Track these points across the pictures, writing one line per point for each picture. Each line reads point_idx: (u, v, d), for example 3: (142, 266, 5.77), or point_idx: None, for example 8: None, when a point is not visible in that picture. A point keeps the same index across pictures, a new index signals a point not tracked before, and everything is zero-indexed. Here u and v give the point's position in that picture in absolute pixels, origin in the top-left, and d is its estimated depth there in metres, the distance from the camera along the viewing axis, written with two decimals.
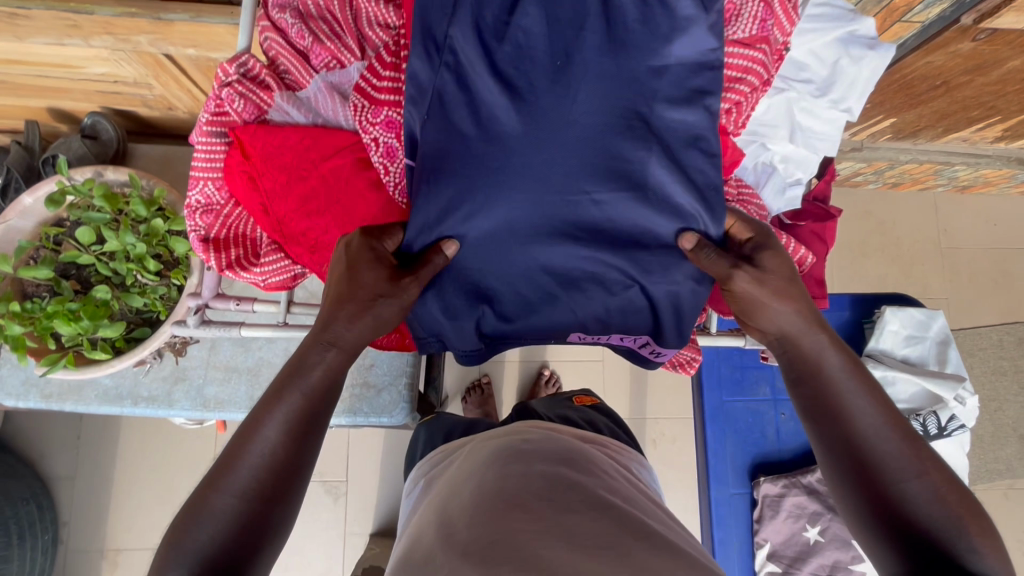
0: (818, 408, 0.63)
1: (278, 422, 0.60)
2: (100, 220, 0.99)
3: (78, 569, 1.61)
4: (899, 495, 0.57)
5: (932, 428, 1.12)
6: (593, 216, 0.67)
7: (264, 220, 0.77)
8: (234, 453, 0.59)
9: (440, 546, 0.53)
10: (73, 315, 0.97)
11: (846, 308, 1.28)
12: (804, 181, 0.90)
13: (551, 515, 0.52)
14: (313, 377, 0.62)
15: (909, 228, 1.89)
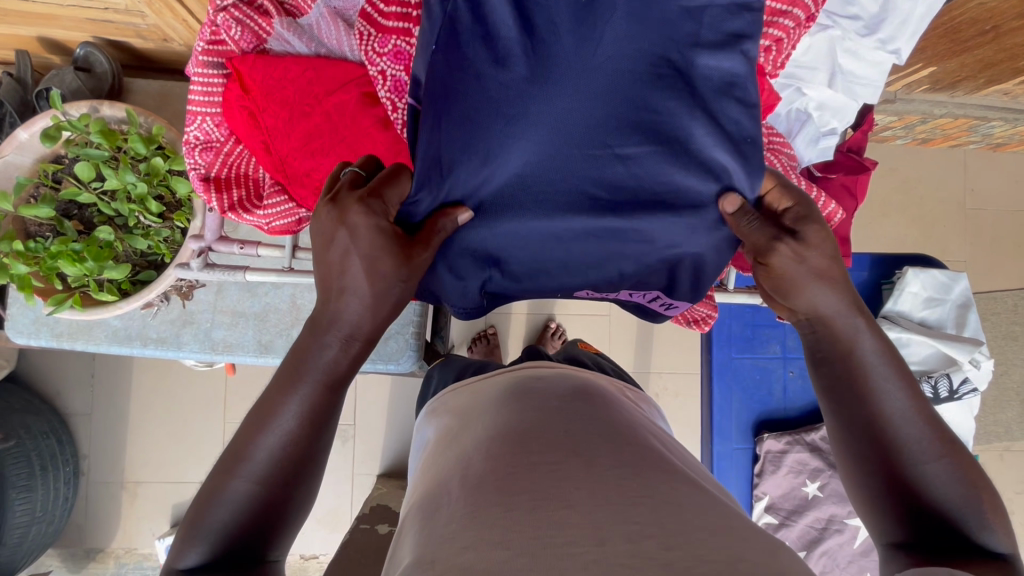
0: (841, 389, 0.61)
1: (291, 416, 0.59)
2: (99, 158, 0.96)
3: (100, 499, 1.69)
4: (918, 477, 0.56)
5: (943, 390, 1.12)
6: (617, 174, 0.62)
7: (266, 158, 0.73)
8: (248, 439, 0.59)
9: (457, 478, 0.53)
10: (77, 256, 0.95)
11: (866, 269, 1.25)
12: (839, 130, 0.85)
13: (569, 447, 0.52)
14: (325, 366, 0.61)
15: (935, 187, 1.82)
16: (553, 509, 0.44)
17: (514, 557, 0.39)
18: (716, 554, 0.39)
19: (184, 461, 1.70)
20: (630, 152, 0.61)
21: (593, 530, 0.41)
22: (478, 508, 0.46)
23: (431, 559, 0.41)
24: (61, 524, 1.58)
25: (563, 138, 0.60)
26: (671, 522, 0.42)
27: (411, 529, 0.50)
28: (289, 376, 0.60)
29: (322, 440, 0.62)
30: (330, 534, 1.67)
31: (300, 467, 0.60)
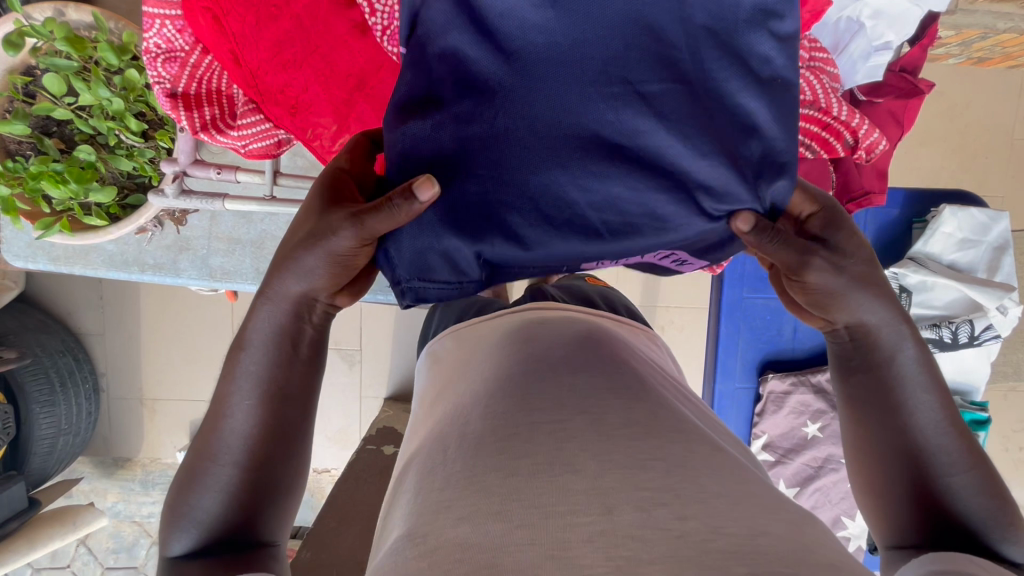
0: (880, 392, 0.62)
1: (247, 392, 0.61)
2: (69, 69, 0.88)
3: (123, 412, 1.77)
4: (944, 488, 0.58)
5: (962, 337, 1.08)
6: (638, 118, 0.52)
7: (235, 72, 0.63)
8: (214, 426, 0.61)
9: (454, 436, 0.51)
10: (60, 177, 0.91)
11: (898, 206, 1.17)
12: (895, 45, 0.75)
13: (575, 403, 0.50)
14: (256, 341, 0.62)
15: (983, 113, 1.66)
16: (556, 472, 0.42)
17: (512, 530, 0.38)
18: (735, 527, 0.37)
19: (199, 381, 1.76)
20: (651, 92, 0.52)
21: (600, 496, 0.39)
22: (473, 471, 0.44)
23: (424, 534, 0.40)
24: (87, 435, 1.67)
25: (575, 75, 0.52)
26: (686, 489, 0.40)
27: (409, 491, 0.49)
28: (235, 361, 0.62)
29: (285, 413, 0.62)
30: (340, 451, 1.76)
31: (271, 442, 0.61)
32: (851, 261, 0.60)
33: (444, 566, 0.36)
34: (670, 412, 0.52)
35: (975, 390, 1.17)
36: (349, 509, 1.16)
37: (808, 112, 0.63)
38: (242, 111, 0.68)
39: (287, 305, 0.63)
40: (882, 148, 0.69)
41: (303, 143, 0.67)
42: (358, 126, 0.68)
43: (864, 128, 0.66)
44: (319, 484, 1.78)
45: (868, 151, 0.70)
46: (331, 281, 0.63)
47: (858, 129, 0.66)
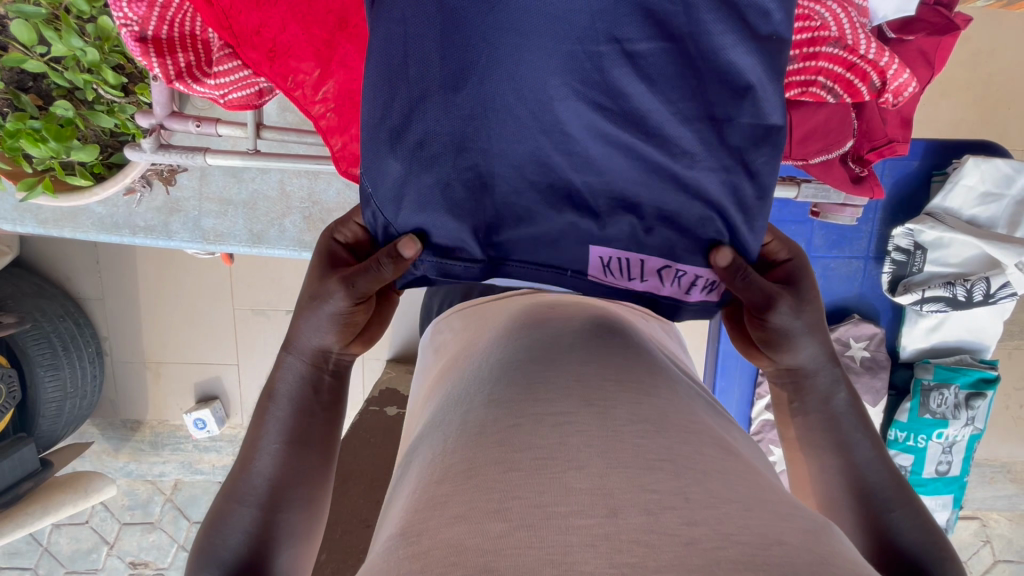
0: (818, 429, 0.63)
1: (275, 434, 0.60)
2: (36, 15, 0.81)
3: (128, 375, 1.78)
4: (887, 523, 0.56)
5: (977, 295, 1.06)
6: (625, 77, 0.50)
7: (205, 11, 0.56)
8: (246, 468, 0.60)
9: (456, 423, 0.51)
10: (39, 135, 0.87)
11: (917, 158, 1.12)
12: None
13: (581, 392, 0.50)
14: (287, 385, 0.63)
15: (1010, 60, 1.57)
16: (558, 470, 0.40)
17: (511, 531, 0.36)
18: (749, 533, 0.35)
19: (200, 345, 1.75)
20: (639, 51, 0.50)
21: (603, 498, 0.37)
22: (470, 464, 0.43)
23: (417, 533, 0.38)
24: (94, 398, 1.69)
25: (563, 30, 0.49)
26: (695, 492, 0.38)
27: (412, 481, 0.48)
28: (264, 409, 0.62)
29: (307, 457, 0.61)
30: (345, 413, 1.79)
31: (293, 479, 0.59)
32: (810, 307, 0.62)
33: (441, 564, 0.34)
34: (676, 406, 0.51)
35: (985, 348, 1.16)
36: (352, 469, 1.18)
37: (833, 51, 0.59)
38: (218, 56, 0.62)
39: (307, 359, 0.63)
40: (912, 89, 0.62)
41: (283, 92, 0.60)
42: (343, 72, 0.61)
43: (893, 68, 0.59)
44: None
45: (896, 95, 0.63)
46: (338, 339, 0.64)
47: (887, 69, 0.59)
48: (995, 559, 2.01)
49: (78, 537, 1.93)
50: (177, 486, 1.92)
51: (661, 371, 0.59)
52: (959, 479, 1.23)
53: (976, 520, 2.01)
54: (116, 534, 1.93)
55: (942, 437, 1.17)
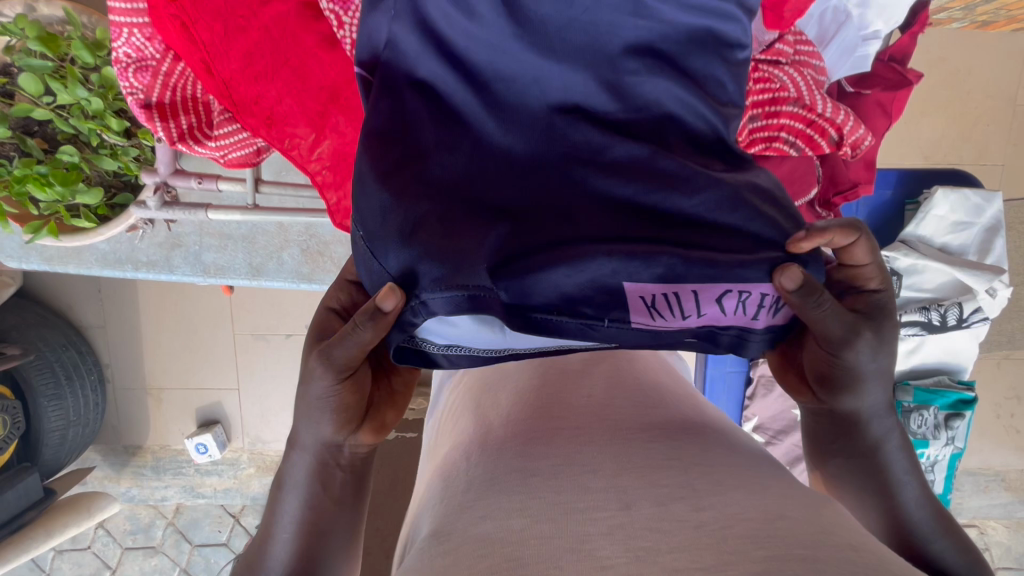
0: (868, 477, 0.61)
1: (292, 520, 0.63)
2: (44, 68, 0.87)
3: (131, 402, 1.80)
4: (926, 555, 0.59)
5: (951, 320, 1.09)
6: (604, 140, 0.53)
7: (208, 81, 0.60)
8: (265, 551, 0.63)
9: (477, 445, 0.57)
10: (45, 180, 0.91)
11: (891, 187, 1.15)
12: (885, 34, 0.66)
13: (590, 417, 0.57)
14: (296, 471, 0.64)
15: (985, 79, 1.62)
16: (578, 473, 0.46)
17: (532, 525, 0.40)
18: (751, 514, 0.38)
19: (202, 370, 1.78)
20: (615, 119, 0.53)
21: (620, 495, 0.42)
22: (495, 476, 0.49)
23: (448, 531, 0.43)
24: (96, 425, 1.70)
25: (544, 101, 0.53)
26: (703, 485, 0.42)
27: (434, 496, 0.53)
28: (277, 501, 0.65)
29: (327, 544, 0.64)
30: None
31: (311, 551, 0.63)
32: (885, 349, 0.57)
33: (481, 549, 0.38)
34: (676, 421, 0.56)
35: (963, 369, 1.20)
36: None
37: (793, 110, 0.62)
38: (218, 121, 0.65)
39: (313, 446, 0.64)
40: (869, 142, 0.68)
41: (279, 153, 0.62)
42: (336, 137, 0.64)
43: (848, 124, 0.64)
44: None
45: (854, 147, 0.69)
46: (337, 422, 0.63)
47: (844, 125, 0.64)
48: (995, 566, 2.01)
49: (80, 563, 1.93)
50: (180, 509, 1.94)
51: (666, 413, 0.59)
52: (942, 496, 1.25)
53: (973, 528, 2.02)
54: (119, 559, 1.93)
55: (923, 458, 1.20)
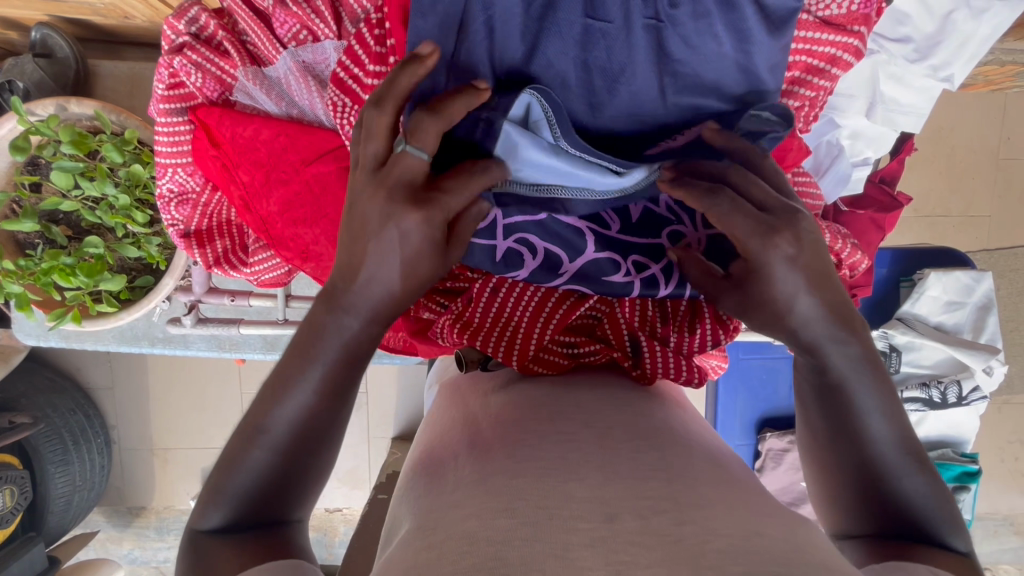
0: (816, 408, 0.45)
1: (302, 399, 0.42)
2: (74, 169, 0.89)
3: (135, 465, 1.75)
4: (890, 489, 0.43)
5: (950, 398, 0.91)
6: (618, 260, 0.48)
7: (246, 217, 0.56)
8: (263, 407, 0.42)
9: (463, 440, 0.44)
10: (71, 270, 0.93)
11: (885, 266, 0.95)
12: (873, 160, 0.60)
13: (614, 407, 0.45)
14: (334, 344, 0.42)
15: (968, 136, 1.69)
16: (560, 478, 0.36)
17: (517, 527, 0.32)
18: (725, 526, 0.32)
19: (209, 429, 1.72)
20: (616, 236, 0.50)
21: (600, 503, 0.34)
22: (493, 448, 0.40)
23: (431, 526, 0.34)
24: (101, 488, 1.63)
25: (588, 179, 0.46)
26: (687, 497, 0.35)
27: (408, 490, 0.43)
28: (303, 342, 0.43)
29: (338, 446, 0.45)
30: (352, 491, 1.50)
31: (317, 440, 0.43)
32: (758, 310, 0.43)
33: (450, 561, 0.30)
34: (703, 432, 0.48)
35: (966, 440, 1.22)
36: None
37: None
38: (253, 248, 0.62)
39: (367, 317, 0.42)
40: (864, 267, 0.60)
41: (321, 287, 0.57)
42: None
43: (846, 250, 0.57)
44: (330, 524, 1.52)
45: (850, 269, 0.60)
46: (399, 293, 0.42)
47: (842, 253, 0.57)
48: None
49: None
50: None
51: (702, 424, 0.49)
52: None
53: None
54: None
55: None
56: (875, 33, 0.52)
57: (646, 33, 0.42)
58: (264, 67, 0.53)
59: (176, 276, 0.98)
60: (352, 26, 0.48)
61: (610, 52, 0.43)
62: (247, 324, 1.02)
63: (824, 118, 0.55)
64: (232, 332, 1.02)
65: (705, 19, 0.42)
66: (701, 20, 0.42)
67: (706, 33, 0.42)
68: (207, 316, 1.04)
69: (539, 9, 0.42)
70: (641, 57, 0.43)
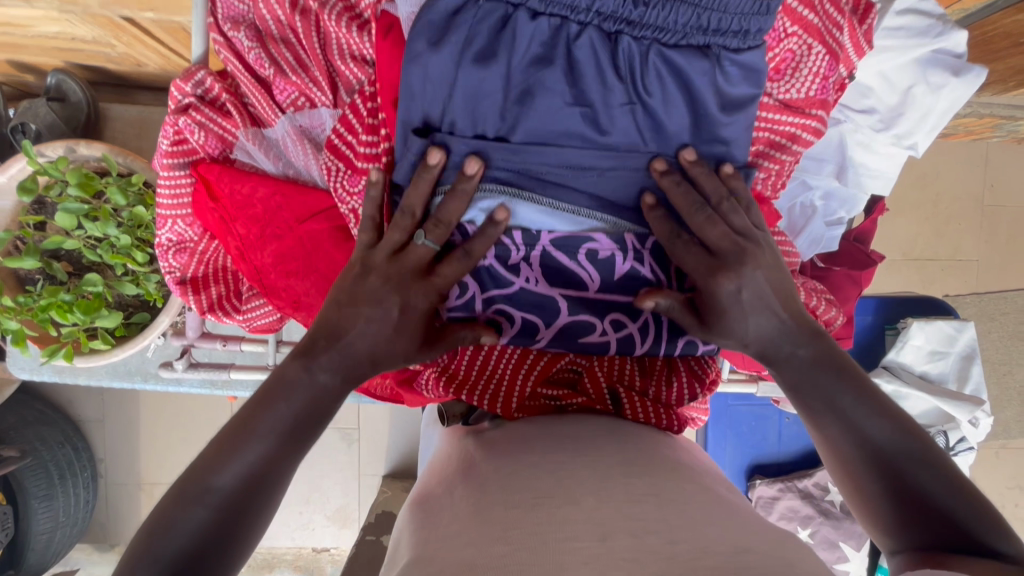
0: (808, 418, 0.47)
1: (257, 451, 0.43)
2: (80, 211, 0.92)
3: (120, 500, 1.71)
4: (902, 484, 0.41)
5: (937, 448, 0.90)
6: (595, 322, 0.50)
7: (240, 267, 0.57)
8: (214, 459, 0.42)
9: (458, 476, 0.44)
10: (69, 306, 0.94)
11: (869, 313, 0.97)
12: (847, 220, 0.62)
13: (607, 438, 0.45)
14: (301, 392, 0.45)
15: (953, 183, 1.74)
16: (554, 505, 0.36)
17: (512, 553, 0.32)
18: (717, 543, 0.32)
19: None
20: (594, 297, 0.50)
21: (594, 526, 0.34)
22: (488, 480, 0.41)
23: (430, 555, 0.34)
24: (85, 524, 1.59)
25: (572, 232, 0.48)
26: (679, 518, 0.35)
27: (409, 520, 0.43)
28: (268, 389, 0.45)
29: (275, 502, 0.44)
30: (341, 530, 1.46)
31: (263, 494, 0.42)
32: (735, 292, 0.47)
33: None
34: (703, 465, 0.48)
35: None
36: None
37: None
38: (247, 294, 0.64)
39: (340, 374, 0.46)
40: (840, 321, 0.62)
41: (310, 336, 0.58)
42: None
43: (820, 306, 0.59)
44: (317, 564, 1.48)
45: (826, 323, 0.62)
46: (379, 344, 0.47)
47: (815, 307, 0.59)
48: None
49: None
50: None
51: (700, 460, 0.50)
52: None
53: None
54: None
55: None
56: (841, 105, 0.55)
57: (623, 116, 0.44)
58: (264, 128, 0.56)
59: (172, 313, 0.99)
60: (347, 96, 0.51)
61: (586, 128, 0.44)
62: (237, 367, 1.02)
63: (795, 181, 0.58)
64: (222, 377, 1.02)
65: (675, 102, 0.44)
66: (673, 104, 0.44)
67: (677, 114, 0.45)
68: (201, 359, 1.04)
69: (518, 93, 0.44)
70: (617, 134, 0.45)
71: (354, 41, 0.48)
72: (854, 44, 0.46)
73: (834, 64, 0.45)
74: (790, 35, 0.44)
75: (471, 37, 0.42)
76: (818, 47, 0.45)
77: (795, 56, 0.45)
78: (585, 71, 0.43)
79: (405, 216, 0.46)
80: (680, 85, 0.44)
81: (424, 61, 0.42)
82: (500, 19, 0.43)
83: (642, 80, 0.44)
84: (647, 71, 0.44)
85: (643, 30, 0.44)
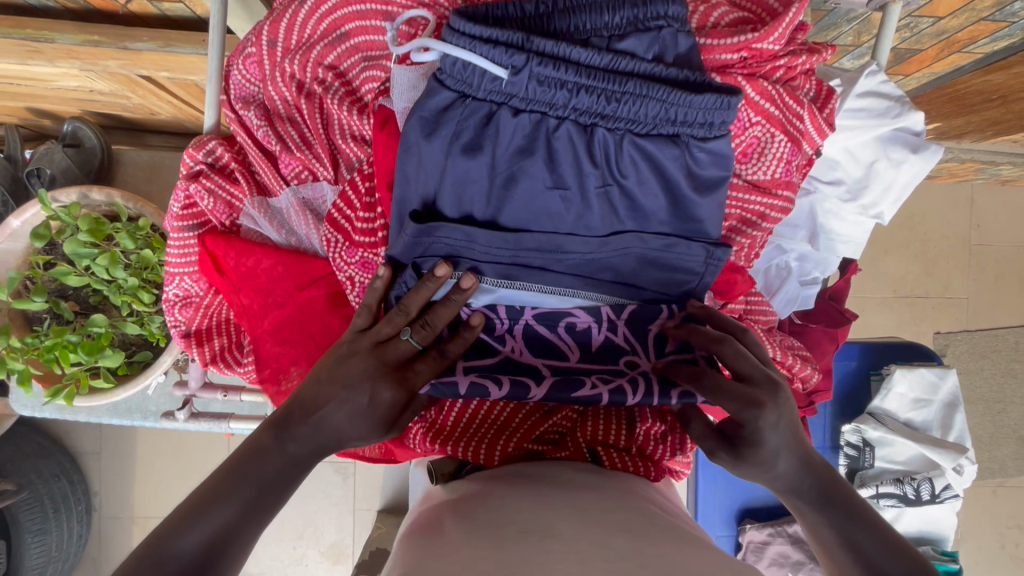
0: (823, 547, 0.45)
1: (221, 518, 0.40)
2: (88, 254, 0.95)
3: (111, 535, 1.69)
4: None
5: (923, 495, 0.91)
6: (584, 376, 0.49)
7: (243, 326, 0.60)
8: (173, 527, 0.39)
9: (448, 513, 0.45)
10: (72, 346, 0.97)
11: (853, 358, 0.99)
12: (823, 279, 0.65)
13: (588, 479, 0.47)
14: (274, 459, 0.44)
15: (940, 223, 1.78)
16: (535, 535, 0.38)
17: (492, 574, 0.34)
18: (686, 569, 0.34)
19: None
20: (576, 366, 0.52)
21: (571, 551, 0.36)
22: (473, 514, 0.43)
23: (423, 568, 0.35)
24: (76, 560, 1.57)
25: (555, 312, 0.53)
26: (652, 548, 0.37)
27: (402, 546, 0.43)
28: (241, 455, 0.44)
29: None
30: (334, 567, 1.45)
31: (224, 566, 0.39)
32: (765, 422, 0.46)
33: None
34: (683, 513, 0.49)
35: None
36: None
37: None
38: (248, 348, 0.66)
39: (315, 444, 0.46)
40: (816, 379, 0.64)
41: None
42: None
43: (797, 364, 0.62)
44: None
45: (804, 380, 0.65)
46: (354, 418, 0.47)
47: (792, 365, 0.61)
48: None
49: None
50: None
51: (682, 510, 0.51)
52: None
53: None
54: None
55: None
56: (810, 177, 0.60)
57: (600, 198, 0.48)
58: (270, 197, 0.60)
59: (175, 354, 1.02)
60: (347, 173, 0.55)
61: (566, 204, 0.48)
62: (236, 418, 1.04)
63: (771, 244, 0.61)
64: (221, 427, 1.05)
65: (648, 181, 0.47)
66: (646, 188, 0.48)
67: (651, 193, 0.48)
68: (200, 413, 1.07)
69: (504, 179, 0.47)
70: (597, 211, 0.48)
71: (355, 122, 0.53)
72: (815, 126, 0.50)
73: (795, 150, 0.49)
74: (754, 123, 0.48)
75: (460, 130, 0.45)
76: (781, 135, 0.48)
77: (761, 142, 0.49)
78: (565, 157, 0.46)
79: (398, 314, 0.49)
80: (652, 168, 0.47)
81: (416, 153, 0.45)
82: (484, 116, 0.45)
83: (617, 165, 0.47)
84: (621, 158, 0.47)
85: (615, 122, 0.46)
